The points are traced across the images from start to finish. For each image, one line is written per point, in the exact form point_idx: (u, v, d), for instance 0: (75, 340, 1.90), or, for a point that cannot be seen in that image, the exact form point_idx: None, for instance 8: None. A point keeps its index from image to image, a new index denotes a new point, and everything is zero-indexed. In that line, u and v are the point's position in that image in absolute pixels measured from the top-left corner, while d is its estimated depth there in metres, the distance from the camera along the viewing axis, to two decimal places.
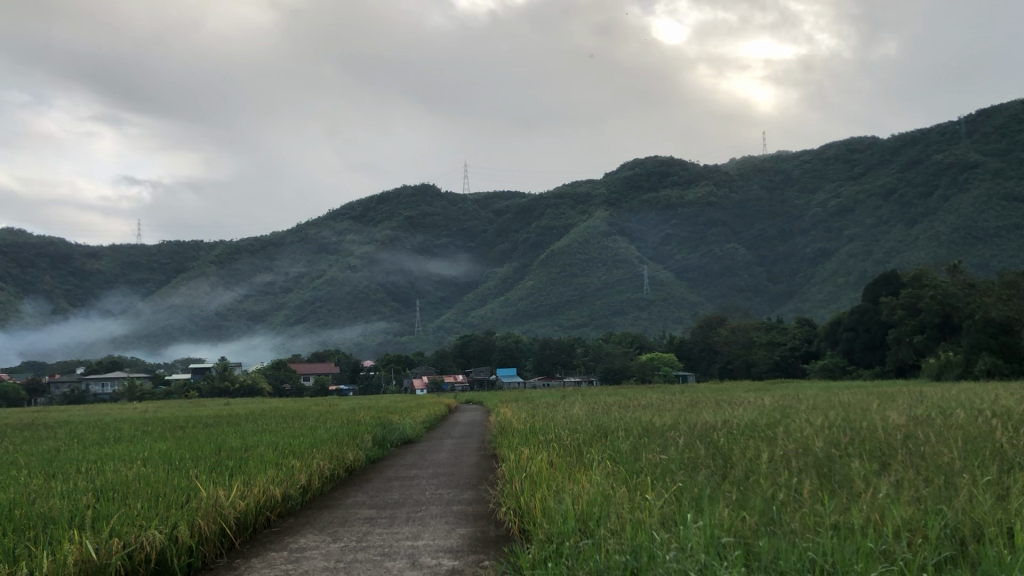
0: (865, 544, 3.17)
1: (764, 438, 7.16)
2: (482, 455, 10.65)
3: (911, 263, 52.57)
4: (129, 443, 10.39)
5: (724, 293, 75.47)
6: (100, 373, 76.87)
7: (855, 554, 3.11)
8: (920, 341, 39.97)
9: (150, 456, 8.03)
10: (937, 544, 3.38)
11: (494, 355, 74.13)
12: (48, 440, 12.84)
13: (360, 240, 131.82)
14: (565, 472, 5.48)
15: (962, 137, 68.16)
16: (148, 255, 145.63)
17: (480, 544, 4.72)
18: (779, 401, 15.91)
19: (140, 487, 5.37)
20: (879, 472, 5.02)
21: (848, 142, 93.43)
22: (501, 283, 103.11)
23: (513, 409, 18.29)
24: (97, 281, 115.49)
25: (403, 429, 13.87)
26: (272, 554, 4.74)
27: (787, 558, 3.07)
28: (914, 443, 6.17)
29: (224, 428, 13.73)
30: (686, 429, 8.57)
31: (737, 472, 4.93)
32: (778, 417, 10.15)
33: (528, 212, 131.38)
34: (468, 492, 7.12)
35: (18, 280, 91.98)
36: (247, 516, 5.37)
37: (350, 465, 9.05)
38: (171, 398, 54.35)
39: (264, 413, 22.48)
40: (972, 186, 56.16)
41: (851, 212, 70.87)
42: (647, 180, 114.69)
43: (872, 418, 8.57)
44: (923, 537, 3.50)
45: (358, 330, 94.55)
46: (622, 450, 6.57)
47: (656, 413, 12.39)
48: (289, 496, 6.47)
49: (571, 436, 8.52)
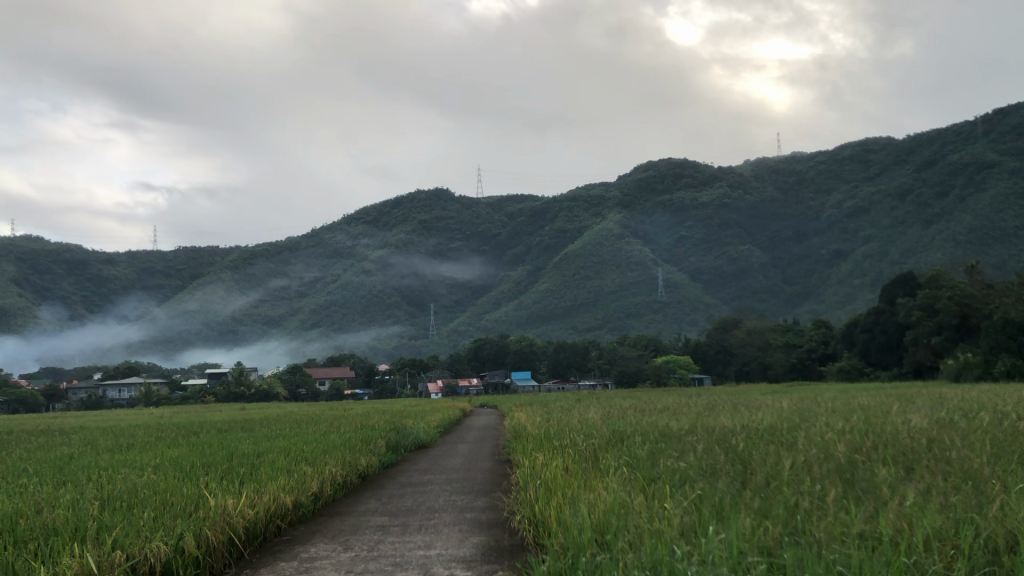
0: (894, 559, 3.02)
1: (783, 444, 7.01)
2: (497, 460, 10.60)
3: (928, 263, 52.14)
4: (142, 451, 10.30)
5: (740, 295, 75.05)
6: (116, 378, 77.20)
7: (883, 569, 2.97)
8: (938, 342, 39.73)
9: (162, 463, 7.94)
10: (970, 558, 3.22)
11: (509, 358, 73.99)
12: (61, 446, 12.86)
13: (374, 245, 131.95)
14: (580, 479, 5.36)
15: (978, 137, 67.54)
16: (164, 260, 146.31)
17: (495, 554, 4.61)
18: (797, 405, 15.60)
19: (149, 496, 5.27)
20: (904, 478, 4.88)
21: (863, 143, 92.82)
22: (514, 286, 102.95)
23: (528, 413, 18.16)
24: (113, 286, 116.13)
25: (417, 434, 13.76)
26: (281, 564, 4.64)
27: (814, 572, 2.94)
28: (936, 448, 6.05)
29: (239, 434, 13.66)
30: (703, 435, 8.44)
31: (757, 479, 4.79)
32: (796, 421, 9.98)
33: (540, 214, 131.18)
34: (484, 499, 7.04)
35: (36, 286, 92.66)
36: (256, 524, 5.26)
37: (363, 471, 8.95)
38: (186, 403, 54.43)
39: (275, 417, 22.32)
40: (989, 186, 55.55)
41: (867, 213, 70.39)
42: (660, 182, 114.35)
43: (895, 422, 8.36)
44: (955, 549, 3.37)
45: (372, 333, 94.51)
46: (639, 456, 6.45)
47: (672, 417, 12.18)
48: (300, 503, 6.36)
49: (586, 442, 8.40)
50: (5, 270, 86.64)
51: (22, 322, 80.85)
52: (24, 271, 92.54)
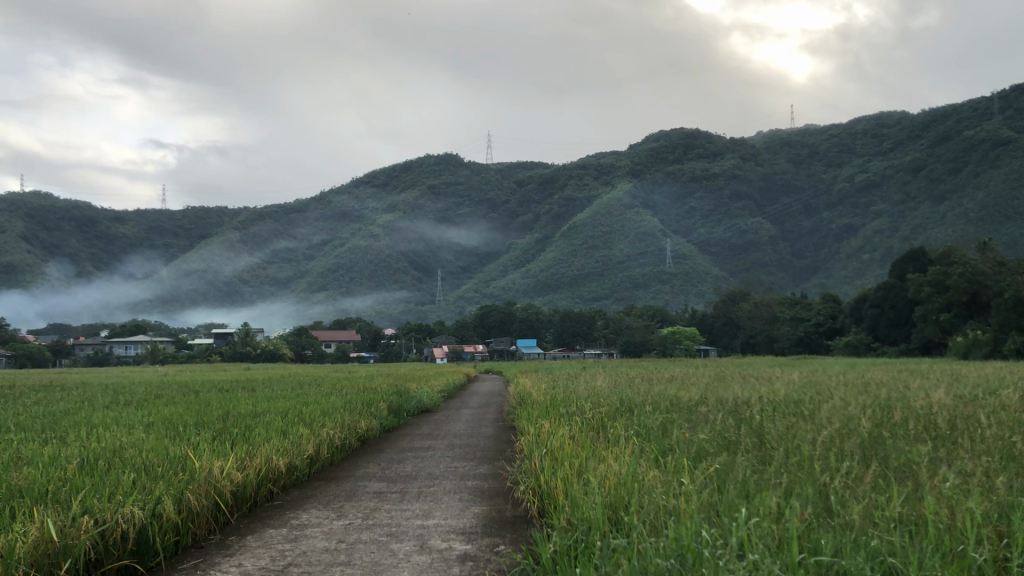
0: (914, 547, 2.70)
1: (802, 418, 6.71)
2: (501, 427, 10.31)
3: (937, 240, 51.42)
4: (136, 409, 9.94)
5: (748, 268, 75.08)
6: (123, 335, 77.69)
7: (910, 564, 2.63)
8: (947, 319, 39.33)
9: (157, 422, 7.67)
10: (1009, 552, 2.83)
11: (515, 326, 74.08)
12: (62, 401, 12.66)
13: (381, 207, 130.71)
14: (590, 448, 5.03)
15: (994, 113, 65.96)
16: (173, 219, 146.54)
17: (497, 526, 4.31)
18: (808, 377, 15.39)
19: (130, 457, 4.97)
20: (944, 455, 4.52)
21: (877, 117, 91.88)
22: (523, 254, 102.91)
23: (531, 380, 18.41)
24: (121, 244, 116.50)
25: (420, 398, 13.57)
26: (271, 531, 4.35)
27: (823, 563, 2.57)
28: (969, 426, 5.73)
29: (240, 393, 13.42)
30: (717, 406, 8.14)
31: (777, 454, 4.48)
32: (812, 393, 9.69)
33: (550, 182, 130.77)
34: (485, 467, 6.74)
35: (44, 243, 93.02)
36: (245, 488, 4.96)
37: (363, 434, 8.70)
38: (192, 362, 54.85)
39: (279, 377, 22.04)
40: (1004, 163, 53.84)
41: (879, 187, 69.76)
42: (672, 152, 113.12)
43: (915, 398, 7.93)
44: (986, 539, 3.01)
45: (377, 297, 94.54)
46: (651, 426, 6.13)
47: (682, 388, 11.87)
48: (295, 467, 6.09)
49: (593, 410, 8.09)
50: (15, 225, 86.76)
51: (30, 277, 80.93)
52: (33, 226, 92.71)
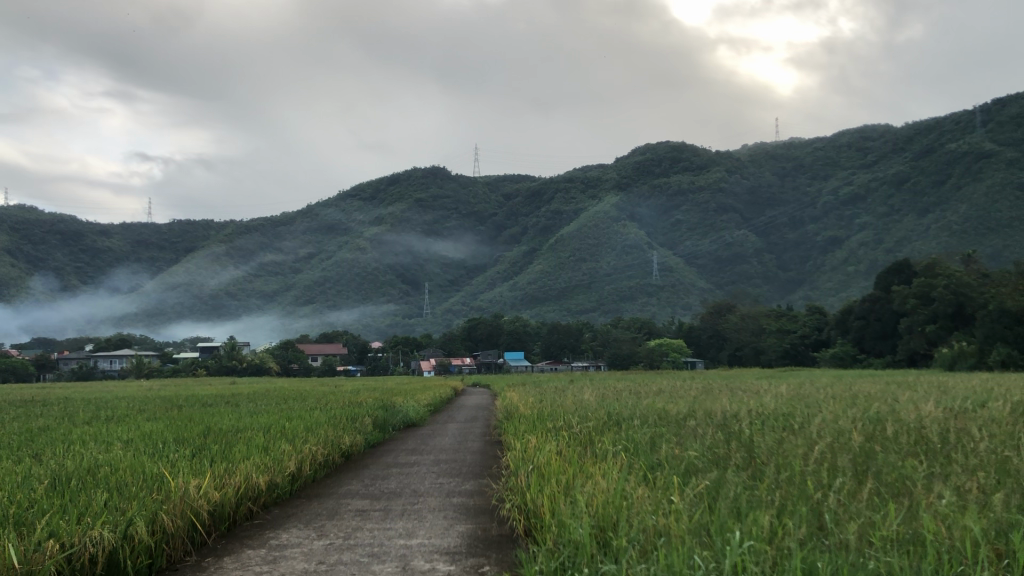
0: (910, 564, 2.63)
1: (792, 431, 6.61)
2: (488, 442, 10.16)
3: (922, 253, 51.58)
4: (114, 425, 9.73)
5: (735, 280, 75.28)
6: (108, 349, 77.16)
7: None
8: (932, 330, 39.29)
9: (135, 439, 7.48)
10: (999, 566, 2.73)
11: (502, 338, 73.84)
12: (43, 417, 12.47)
13: (368, 220, 130.37)
14: (576, 465, 4.92)
15: (976, 126, 66.25)
16: (159, 232, 145.76)
17: (482, 545, 4.18)
18: (796, 390, 15.27)
19: (103, 475, 4.82)
20: (939, 471, 4.40)
21: (862, 131, 92.35)
22: (510, 266, 102.86)
23: (518, 393, 18.35)
24: (106, 257, 115.78)
25: (407, 412, 13.44)
26: (249, 552, 4.21)
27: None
28: (962, 438, 5.67)
29: (224, 408, 13.23)
30: (706, 419, 8.05)
31: (767, 470, 4.39)
32: (802, 406, 9.56)
33: (537, 195, 130.87)
34: (471, 483, 6.62)
35: (28, 256, 92.34)
36: (223, 507, 4.82)
37: (347, 450, 8.55)
38: (176, 376, 54.55)
39: (265, 392, 21.78)
40: (986, 176, 54.17)
41: (864, 200, 70.05)
42: (658, 165, 113.34)
43: (903, 411, 7.84)
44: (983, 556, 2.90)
45: (363, 310, 94.23)
46: (639, 441, 6.02)
47: (669, 400, 11.74)
48: (275, 484, 5.95)
49: (581, 424, 7.95)
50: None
51: (13, 292, 80.36)
52: (17, 240, 91.98)
